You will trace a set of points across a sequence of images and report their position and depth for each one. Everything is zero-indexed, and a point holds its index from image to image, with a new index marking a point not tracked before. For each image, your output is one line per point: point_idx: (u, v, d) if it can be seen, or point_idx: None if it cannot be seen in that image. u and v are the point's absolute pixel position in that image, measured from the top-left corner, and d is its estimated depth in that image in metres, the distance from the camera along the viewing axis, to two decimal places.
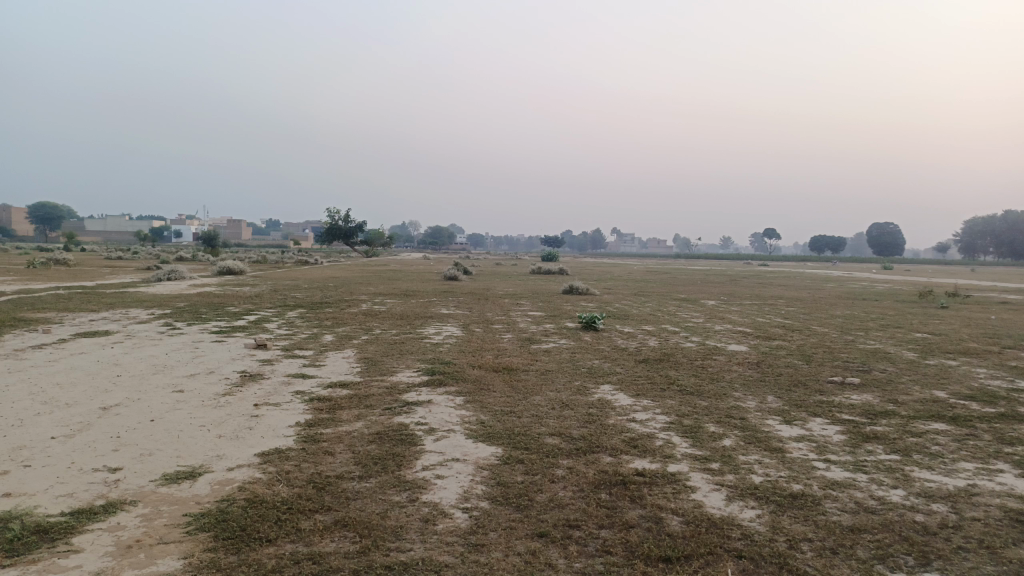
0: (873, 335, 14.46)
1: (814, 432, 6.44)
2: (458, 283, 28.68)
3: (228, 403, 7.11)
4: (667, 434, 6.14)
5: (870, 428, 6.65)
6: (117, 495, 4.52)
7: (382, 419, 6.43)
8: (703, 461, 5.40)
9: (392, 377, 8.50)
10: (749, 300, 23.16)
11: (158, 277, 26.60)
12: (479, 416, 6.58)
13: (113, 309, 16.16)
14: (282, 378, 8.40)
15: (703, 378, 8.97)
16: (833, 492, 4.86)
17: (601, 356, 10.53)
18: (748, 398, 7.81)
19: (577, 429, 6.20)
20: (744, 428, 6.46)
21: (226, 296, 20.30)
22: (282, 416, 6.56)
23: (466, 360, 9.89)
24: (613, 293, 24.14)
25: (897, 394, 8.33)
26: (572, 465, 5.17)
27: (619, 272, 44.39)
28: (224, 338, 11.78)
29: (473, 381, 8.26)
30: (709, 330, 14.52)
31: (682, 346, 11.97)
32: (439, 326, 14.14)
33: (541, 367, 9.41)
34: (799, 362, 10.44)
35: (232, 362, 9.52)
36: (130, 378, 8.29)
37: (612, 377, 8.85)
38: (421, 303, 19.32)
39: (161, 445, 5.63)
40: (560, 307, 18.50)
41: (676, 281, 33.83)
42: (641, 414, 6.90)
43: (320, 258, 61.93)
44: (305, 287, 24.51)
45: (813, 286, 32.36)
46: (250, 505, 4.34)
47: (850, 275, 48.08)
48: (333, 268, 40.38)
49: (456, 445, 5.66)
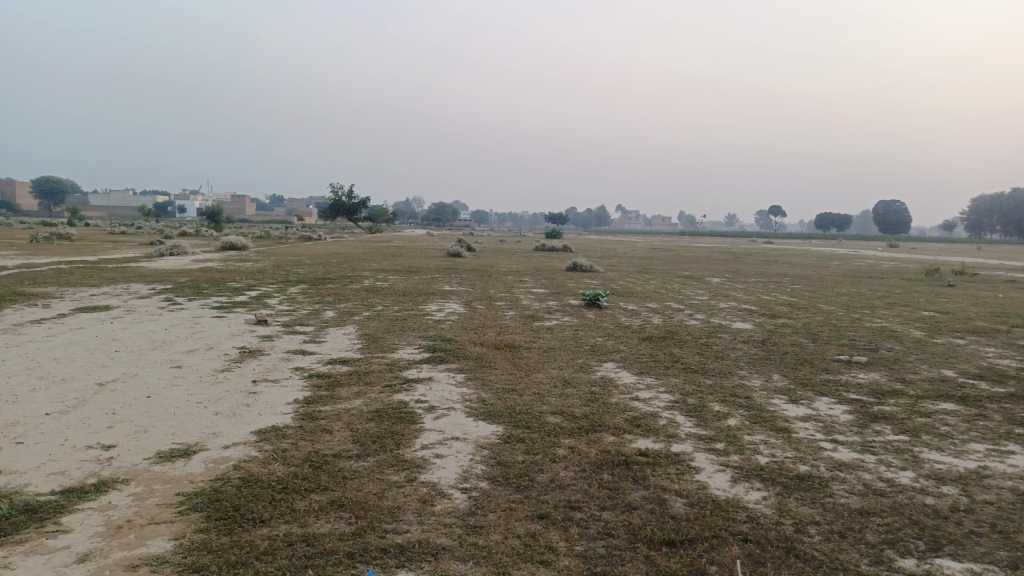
0: (880, 313, 14.32)
1: (821, 411, 6.32)
2: (461, 259, 28.55)
3: (226, 379, 7.01)
4: (672, 413, 6.03)
5: (879, 408, 6.53)
6: (109, 473, 4.43)
7: (381, 397, 6.33)
8: (707, 441, 5.29)
9: (393, 354, 8.39)
10: (755, 278, 22.98)
11: (160, 252, 26.44)
12: (480, 394, 6.48)
13: (114, 284, 16.07)
14: (282, 355, 8.30)
15: (708, 356, 8.85)
16: (841, 473, 4.75)
17: (604, 334, 10.41)
18: (754, 377, 7.70)
19: (579, 408, 6.10)
20: (749, 407, 6.35)
21: (228, 271, 20.21)
22: (280, 393, 6.47)
23: (468, 336, 9.80)
24: (616, 271, 23.97)
25: (904, 373, 8.21)
26: (574, 445, 5.06)
27: (623, 249, 44.14)
28: (224, 314, 11.68)
29: (474, 358, 8.15)
30: (714, 308, 14.40)
31: (686, 323, 11.85)
32: (442, 302, 14.04)
33: (544, 344, 9.30)
34: (805, 341, 10.31)
35: (231, 337, 9.42)
36: (128, 354, 8.21)
37: (616, 355, 8.73)
38: (424, 279, 19.19)
39: (156, 422, 5.54)
40: (563, 285, 18.33)
41: (681, 258, 33.69)
42: (645, 392, 6.79)
43: (324, 234, 61.77)
44: (308, 263, 24.40)
45: (819, 264, 32.20)
46: (245, 484, 4.25)
47: (855, 252, 47.83)
48: (336, 244, 40.17)
49: (457, 423, 5.56)
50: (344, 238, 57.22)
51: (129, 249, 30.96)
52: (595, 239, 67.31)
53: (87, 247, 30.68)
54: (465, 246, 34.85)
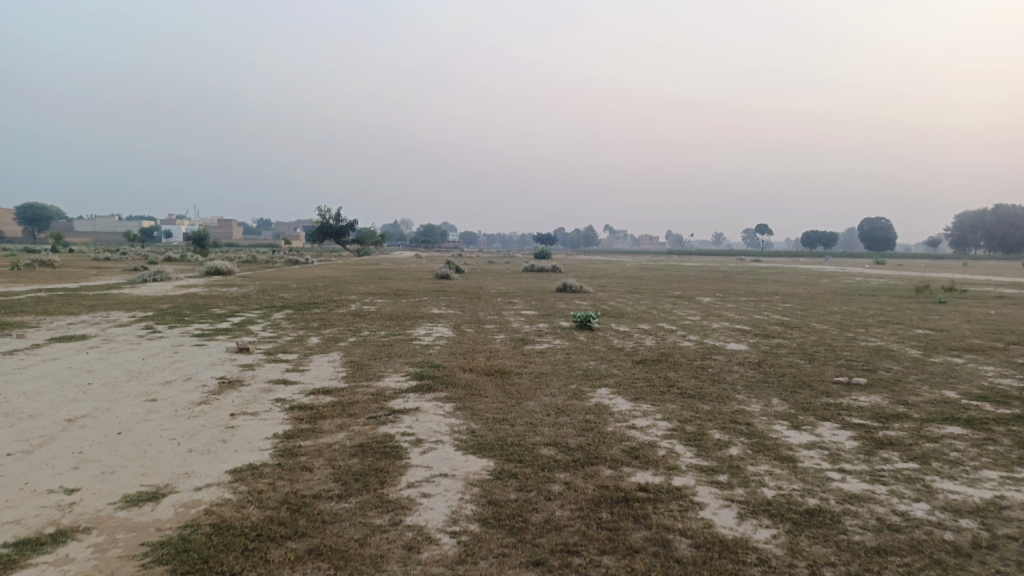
0: (874, 332, 14.14)
1: (826, 438, 6.07)
2: (450, 281, 28.33)
3: (203, 413, 6.68)
4: (670, 443, 5.76)
5: (884, 434, 6.28)
6: (70, 520, 4.11)
7: (365, 430, 6.02)
8: (709, 473, 5.01)
9: (379, 382, 8.09)
10: (746, 297, 22.78)
11: (143, 279, 25.98)
12: (469, 425, 6.18)
13: (94, 312, 15.67)
14: (263, 385, 7.97)
15: (704, 379, 8.60)
16: (852, 507, 4.48)
17: (597, 357, 10.15)
18: (753, 401, 7.44)
19: (573, 438, 5.81)
20: (751, 435, 6.08)
21: (212, 297, 19.85)
22: (260, 427, 6.16)
23: (457, 362, 9.50)
24: (607, 291, 23.70)
25: (906, 394, 7.97)
26: (569, 480, 4.78)
27: (612, 270, 43.84)
28: (205, 342, 11.35)
29: (464, 386, 7.86)
30: (707, 328, 14.18)
31: (679, 345, 11.61)
32: (430, 326, 13.76)
33: (535, 370, 9.01)
34: (802, 362, 10.07)
35: (211, 367, 9.06)
36: (102, 386, 7.86)
37: (610, 379, 8.47)
38: (412, 302, 18.90)
39: (126, 462, 5.21)
40: (554, 306, 18.05)
41: (671, 277, 33.54)
42: (641, 420, 6.52)
43: (310, 257, 61.37)
44: (294, 287, 24.08)
45: (810, 282, 32.15)
46: (216, 532, 3.94)
47: (844, 270, 47.93)
48: (324, 268, 39.78)
49: (445, 458, 5.27)
50: (331, 260, 56.75)
51: (111, 275, 30.31)
52: (584, 259, 66.99)
53: (69, 274, 29.96)
54: (454, 267, 34.49)
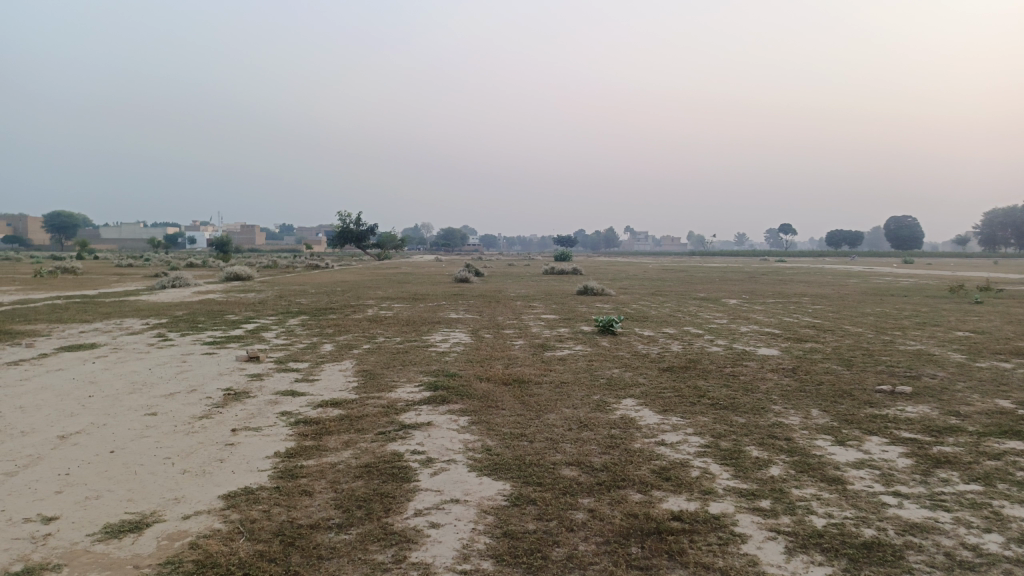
0: (912, 335, 13.47)
1: (875, 456, 5.54)
2: (470, 284, 27.98)
3: (202, 429, 6.29)
4: (704, 462, 5.26)
5: (939, 450, 5.73)
6: (40, 556, 3.71)
7: (373, 448, 5.59)
8: (750, 498, 4.51)
9: (391, 394, 7.66)
10: (773, 299, 22.08)
11: (161, 285, 25.78)
12: (485, 442, 5.72)
13: (108, 319, 15.40)
14: (269, 397, 7.57)
15: (736, 388, 8.08)
16: (915, 539, 3.96)
17: (622, 364, 9.66)
18: (791, 413, 6.91)
19: (598, 457, 5.33)
20: (793, 452, 5.56)
21: (229, 303, 19.59)
22: (261, 445, 5.75)
23: (474, 371, 9.07)
24: (629, 294, 23.06)
25: (957, 404, 7.39)
26: (594, 507, 4.30)
27: (634, 271, 43.16)
28: (215, 351, 10.99)
29: (480, 397, 7.40)
30: (735, 332, 13.61)
31: (707, 350, 11.05)
32: (447, 332, 13.35)
33: (555, 379, 8.53)
34: (838, 369, 9.46)
35: (218, 378, 8.69)
36: (103, 399, 7.50)
37: (635, 389, 7.98)
38: (430, 307, 18.50)
39: (113, 486, 4.82)
40: (575, 310, 17.53)
41: (694, 279, 32.90)
42: (671, 435, 6.03)
43: (330, 261, 61.36)
44: (312, 292, 23.86)
45: (838, 282, 31.27)
46: (198, 571, 3.52)
47: (871, 270, 46.91)
48: (343, 272, 39.35)
49: (457, 480, 4.82)
50: (351, 265, 56.36)
51: (132, 282, 30.18)
52: (606, 260, 66.00)
53: (89, 281, 29.87)
54: (472, 270, 34.01)
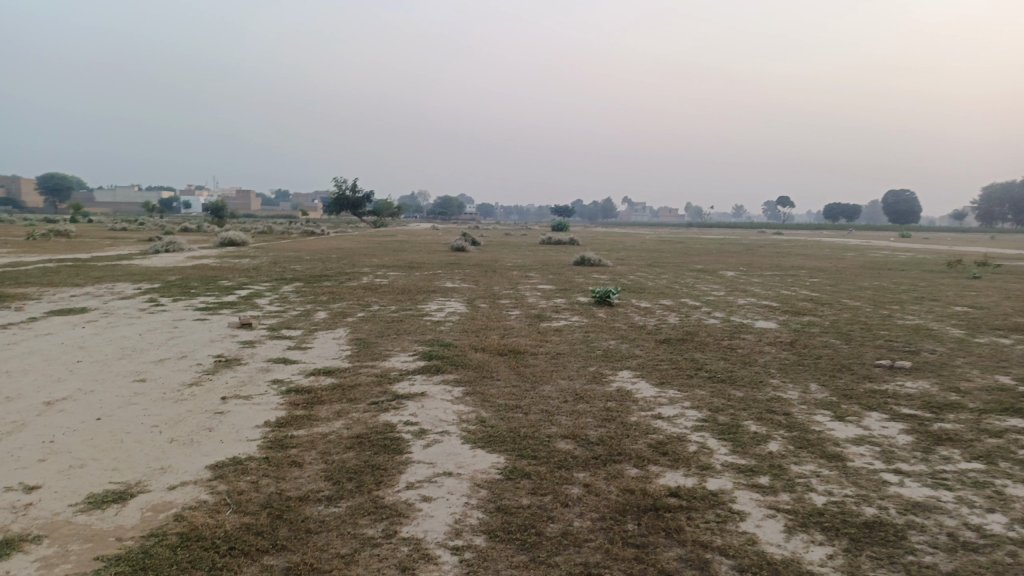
0: (911, 309, 13.39)
1: (875, 432, 5.46)
2: (466, 253, 27.80)
3: (192, 396, 6.17)
4: (701, 437, 5.17)
5: (940, 427, 5.65)
6: (19, 527, 3.60)
7: (365, 418, 5.49)
8: (749, 475, 4.42)
9: (384, 363, 7.55)
10: (771, 271, 21.97)
11: (154, 250, 25.52)
12: (479, 414, 5.62)
13: (100, 284, 15.21)
14: (261, 365, 7.45)
15: (734, 361, 7.99)
16: (917, 519, 3.87)
17: (618, 336, 9.56)
18: (789, 387, 6.82)
19: (594, 430, 5.24)
20: (791, 427, 5.48)
21: (222, 268, 19.40)
22: (251, 414, 5.64)
23: (469, 340, 8.96)
24: (626, 265, 22.92)
25: (956, 380, 7.31)
26: (590, 482, 4.21)
27: (631, 242, 43.01)
28: (207, 317, 10.85)
29: (475, 367, 7.30)
30: (732, 304, 13.52)
31: (704, 323, 10.95)
32: (442, 301, 13.23)
33: (551, 350, 8.42)
34: (837, 343, 9.37)
35: (209, 344, 8.56)
36: (91, 365, 7.37)
37: (632, 361, 7.88)
38: (426, 275, 18.36)
39: (99, 454, 4.71)
40: (572, 281, 17.39)
41: (691, 251, 32.79)
42: (668, 409, 5.93)
43: (326, 228, 60.98)
44: (307, 259, 23.68)
45: (835, 256, 31.21)
46: (183, 544, 3.42)
47: (868, 243, 46.58)
48: (339, 239, 39.06)
49: (450, 452, 4.72)
50: (348, 232, 55.99)
51: (126, 246, 29.90)
52: (604, 231, 65.62)
53: (83, 245, 29.64)
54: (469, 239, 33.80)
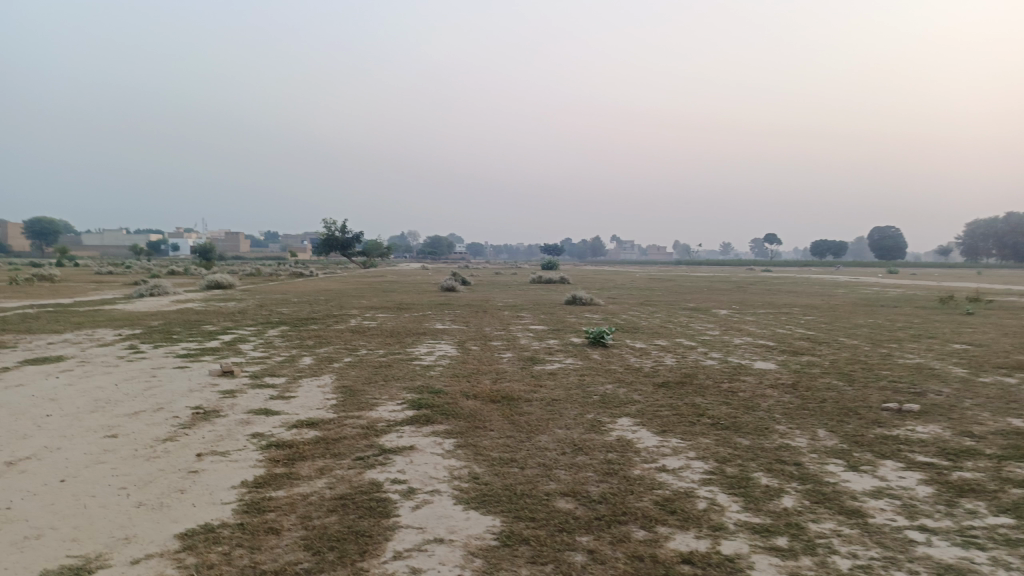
0: (910, 347, 13.13)
1: (893, 483, 5.14)
2: (456, 293, 27.50)
3: (165, 454, 5.78)
4: (710, 492, 4.84)
5: (960, 476, 5.34)
6: None
7: (350, 476, 5.13)
8: (766, 536, 4.09)
9: (371, 413, 7.18)
10: (764, 309, 21.76)
11: (139, 293, 25.09)
12: (472, 469, 5.27)
13: (79, 330, 14.79)
14: (241, 416, 7.06)
15: (737, 406, 7.67)
16: None
17: (615, 379, 9.23)
18: (797, 434, 6.50)
19: (595, 486, 4.89)
20: (804, 479, 5.15)
21: (207, 312, 19.02)
22: (227, 472, 5.26)
23: (460, 386, 8.62)
24: (618, 304, 22.66)
25: (969, 424, 7.00)
26: (595, 548, 3.86)
27: (621, 280, 42.91)
28: (188, 364, 10.45)
29: (466, 417, 6.95)
30: (729, 344, 13.24)
31: (702, 364, 10.62)
32: (432, 344, 12.87)
33: (546, 395, 8.08)
34: (840, 384, 9.07)
35: (188, 395, 8.16)
36: (60, 419, 6.97)
37: (631, 407, 7.54)
38: (415, 317, 18.00)
39: (57, 522, 4.31)
40: (564, 321, 17.07)
41: (681, 289, 32.68)
42: (672, 460, 5.60)
43: (314, 269, 60.67)
44: (294, 301, 23.32)
45: (826, 292, 31.13)
46: None
47: (858, 279, 46.50)
48: (327, 280, 38.77)
49: (441, 515, 4.36)
50: (335, 274, 55.52)
51: (109, 289, 29.48)
52: (593, 271, 65.45)
53: (66, 289, 29.16)
54: (458, 279, 33.53)
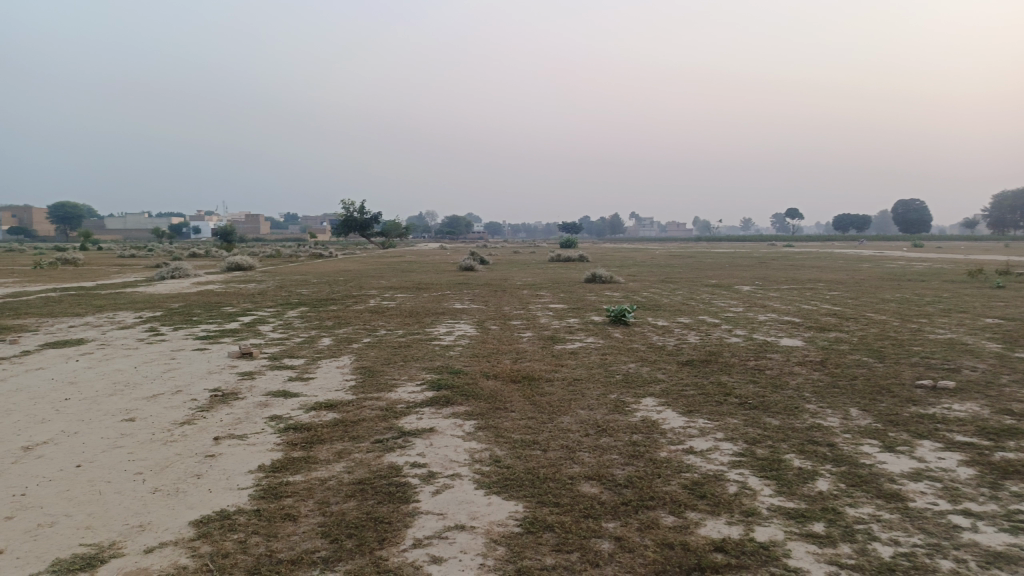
0: (941, 322, 12.80)
1: (932, 465, 4.92)
2: (475, 272, 27.39)
3: (182, 437, 5.70)
4: (741, 475, 4.67)
5: (1002, 457, 5.11)
6: None
7: (368, 459, 5.01)
8: (802, 522, 3.91)
9: (390, 394, 7.06)
10: (788, 285, 21.40)
11: (160, 276, 25.20)
12: (493, 452, 5.13)
13: (100, 313, 14.82)
14: (259, 399, 6.97)
15: (765, 384, 7.46)
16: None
17: (638, 358, 9.04)
18: (829, 414, 6.28)
19: (621, 469, 4.73)
20: (839, 461, 4.95)
21: (227, 294, 19.05)
22: (244, 456, 5.17)
23: (480, 366, 8.48)
24: (639, 281, 22.42)
25: (1008, 402, 6.73)
26: (622, 535, 3.71)
27: (641, 257, 42.59)
28: (207, 346, 10.41)
29: (487, 398, 6.80)
30: (753, 321, 12.98)
31: (727, 342, 10.39)
32: (452, 324, 12.75)
33: (568, 375, 7.92)
34: (871, 361, 8.81)
35: (206, 377, 8.10)
36: (79, 403, 6.92)
37: (655, 386, 7.36)
38: (434, 297, 17.89)
39: (71, 509, 4.23)
40: (584, 299, 16.87)
41: (702, 265, 32.32)
42: (700, 441, 5.42)
43: (333, 250, 60.88)
44: (313, 282, 23.27)
45: (851, 267, 30.59)
46: None
47: (882, 253, 45.90)
48: (346, 262, 38.74)
49: (463, 501, 4.22)
50: (353, 254, 55.41)
51: (131, 273, 29.67)
52: (611, 248, 64.93)
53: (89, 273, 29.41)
54: (477, 257, 33.42)
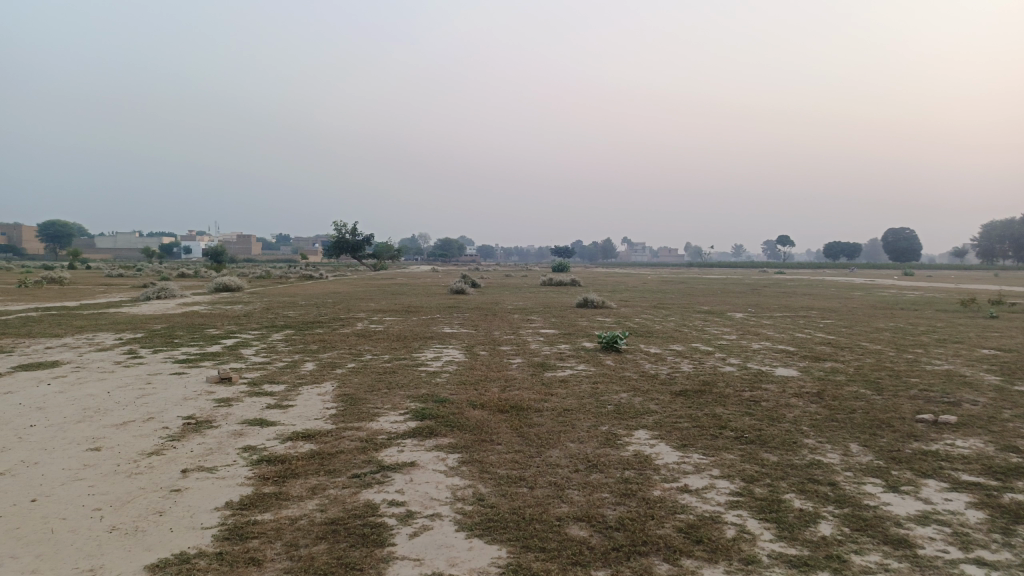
0: (937, 353, 12.58)
1: (939, 507, 4.67)
2: (465, 296, 27.10)
3: (148, 469, 5.38)
4: (739, 517, 4.39)
5: (1012, 499, 4.85)
6: None
7: (344, 496, 4.72)
8: (805, 571, 3.64)
9: (372, 424, 6.76)
10: (781, 313, 21.19)
11: (145, 296, 24.83)
12: (477, 489, 4.84)
13: (79, 334, 14.45)
14: (234, 428, 6.66)
15: (761, 417, 7.19)
16: None
17: (630, 387, 8.77)
18: (828, 449, 6.03)
19: (612, 510, 4.45)
20: (842, 502, 4.69)
21: (212, 315, 18.70)
22: (212, 491, 4.86)
23: (467, 394, 8.18)
24: (631, 307, 22.19)
25: (1013, 438, 6.49)
26: None
27: (633, 282, 42.45)
28: (185, 370, 10.07)
29: (473, 428, 6.52)
30: (747, 349, 12.75)
31: (721, 371, 10.13)
32: (440, 349, 12.45)
33: (558, 405, 7.64)
34: (868, 393, 8.57)
35: (181, 404, 7.77)
36: (44, 430, 6.58)
37: (647, 418, 7.08)
38: (422, 320, 17.60)
39: (18, 550, 3.91)
40: (575, 324, 16.60)
41: (694, 291, 32.19)
42: (695, 479, 5.16)
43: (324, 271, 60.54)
44: (302, 304, 22.93)
45: (843, 295, 30.49)
46: None
47: (872, 281, 45.98)
48: (336, 283, 38.42)
49: (442, 545, 3.93)
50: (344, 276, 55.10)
51: (117, 293, 29.30)
52: (602, 271, 65.05)
53: (74, 292, 28.99)
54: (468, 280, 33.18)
